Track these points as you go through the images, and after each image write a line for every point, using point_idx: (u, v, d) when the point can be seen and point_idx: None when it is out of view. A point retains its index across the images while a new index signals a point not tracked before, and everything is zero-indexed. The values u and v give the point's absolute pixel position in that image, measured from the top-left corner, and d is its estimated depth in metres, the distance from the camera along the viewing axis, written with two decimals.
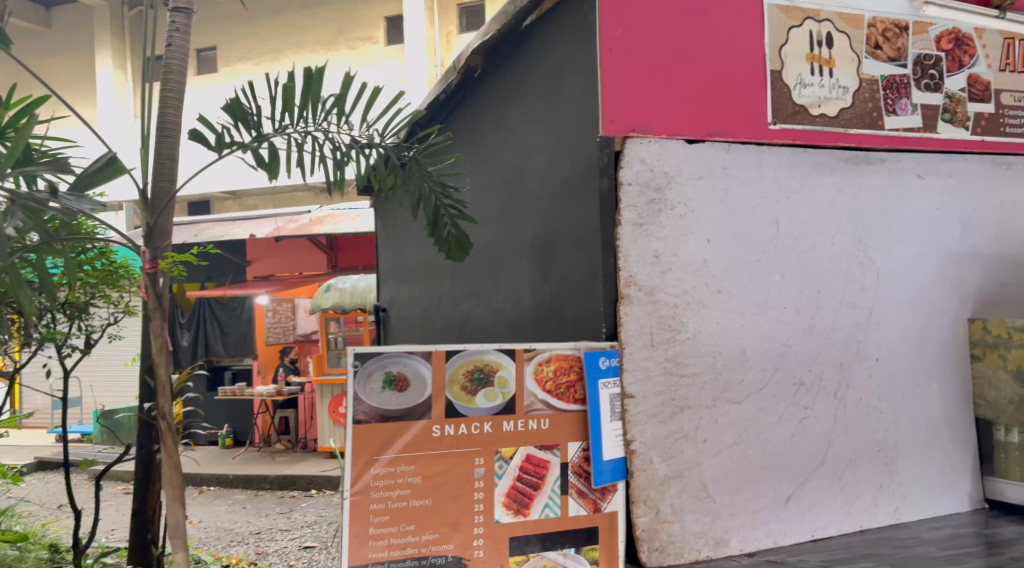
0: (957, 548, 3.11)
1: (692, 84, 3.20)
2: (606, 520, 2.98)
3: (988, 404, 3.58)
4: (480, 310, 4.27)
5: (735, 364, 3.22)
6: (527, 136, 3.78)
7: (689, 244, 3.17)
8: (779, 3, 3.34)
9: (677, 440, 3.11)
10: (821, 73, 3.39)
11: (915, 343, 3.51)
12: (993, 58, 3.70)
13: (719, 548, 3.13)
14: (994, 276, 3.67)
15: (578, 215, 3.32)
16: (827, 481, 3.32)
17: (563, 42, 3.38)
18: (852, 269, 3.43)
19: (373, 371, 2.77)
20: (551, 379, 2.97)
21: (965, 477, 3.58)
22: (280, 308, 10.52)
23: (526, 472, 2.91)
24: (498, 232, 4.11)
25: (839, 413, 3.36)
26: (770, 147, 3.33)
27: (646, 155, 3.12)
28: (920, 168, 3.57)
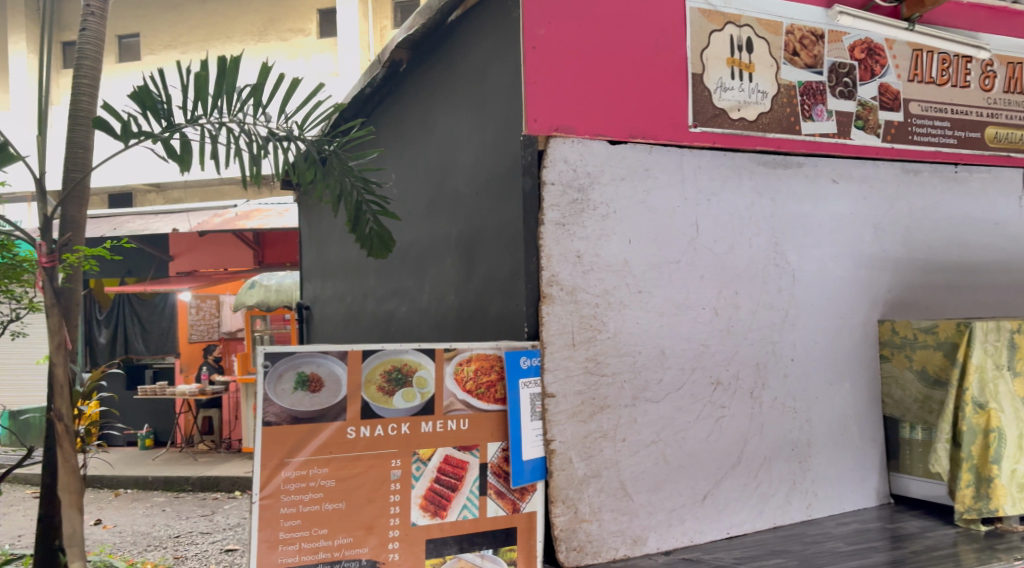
0: (862, 543, 3.20)
1: (614, 84, 3.21)
2: (524, 519, 2.98)
3: (895, 403, 3.67)
4: (405, 308, 4.21)
5: (654, 364, 3.25)
6: (452, 133, 3.75)
7: (611, 244, 3.19)
8: (700, 7, 3.38)
9: (597, 439, 3.13)
10: (741, 78, 3.45)
11: (828, 343, 3.61)
12: (903, 68, 3.82)
13: (636, 547, 3.16)
14: (903, 279, 3.79)
15: (501, 214, 3.30)
16: (742, 479, 3.39)
17: (487, 38, 3.37)
18: (769, 271, 3.50)
19: (285, 371, 2.69)
20: (471, 379, 2.94)
21: (874, 474, 3.69)
22: (203, 306, 10.24)
23: (444, 473, 2.88)
24: (423, 229, 4.06)
25: (754, 413, 3.43)
26: (691, 150, 3.38)
27: (569, 154, 3.13)
28: (834, 173, 3.67)
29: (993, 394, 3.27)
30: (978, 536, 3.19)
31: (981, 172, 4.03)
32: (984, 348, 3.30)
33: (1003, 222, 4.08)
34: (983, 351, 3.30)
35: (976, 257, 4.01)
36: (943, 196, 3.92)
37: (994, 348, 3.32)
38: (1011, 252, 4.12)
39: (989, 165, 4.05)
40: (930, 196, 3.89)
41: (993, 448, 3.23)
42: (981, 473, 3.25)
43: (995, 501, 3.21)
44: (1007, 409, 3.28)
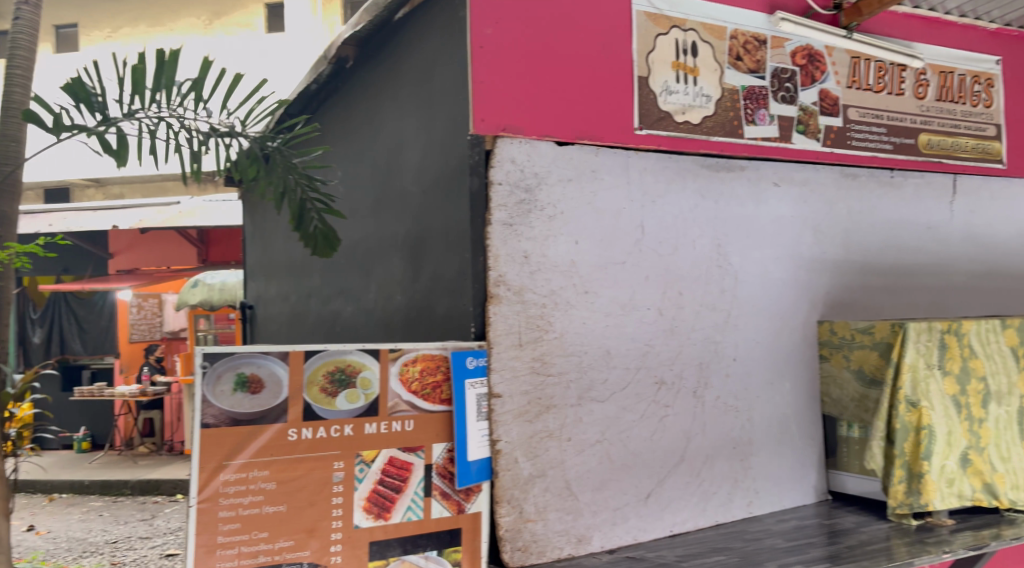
0: (800, 539, 3.27)
1: (561, 86, 3.22)
2: (469, 520, 2.96)
3: (834, 401, 3.76)
4: (350, 308, 4.16)
5: (599, 363, 3.27)
6: (399, 132, 3.71)
7: (557, 245, 3.20)
8: (646, 10, 3.41)
9: (542, 438, 3.14)
10: (686, 81, 3.50)
11: (769, 343, 3.68)
12: (842, 75, 3.91)
13: (580, 546, 3.18)
14: (841, 280, 3.89)
15: (448, 214, 3.29)
16: (685, 477, 3.43)
17: (434, 36, 3.34)
18: (712, 273, 3.55)
19: (224, 372, 2.63)
20: (416, 380, 2.91)
21: (813, 471, 3.78)
22: (144, 305, 9.73)
23: (388, 475, 2.84)
24: (369, 228, 4.02)
25: (697, 411, 3.48)
26: (637, 152, 3.41)
27: (516, 154, 3.13)
28: (776, 176, 3.74)
29: (925, 393, 3.36)
30: (909, 531, 3.29)
31: (915, 178, 4.15)
32: (917, 348, 3.39)
33: (936, 226, 4.22)
34: (915, 351, 3.39)
35: (911, 260, 4.13)
36: (879, 200, 4.03)
37: (926, 347, 3.41)
38: (944, 255, 4.24)
39: (922, 171, 4.17)
40: (868, 200, 4.00)
41: (924, 444, 3.32)
42: (912, 469, 3.34)
43: (925, 496, 3.30)
44: (937, 407, 3.37)
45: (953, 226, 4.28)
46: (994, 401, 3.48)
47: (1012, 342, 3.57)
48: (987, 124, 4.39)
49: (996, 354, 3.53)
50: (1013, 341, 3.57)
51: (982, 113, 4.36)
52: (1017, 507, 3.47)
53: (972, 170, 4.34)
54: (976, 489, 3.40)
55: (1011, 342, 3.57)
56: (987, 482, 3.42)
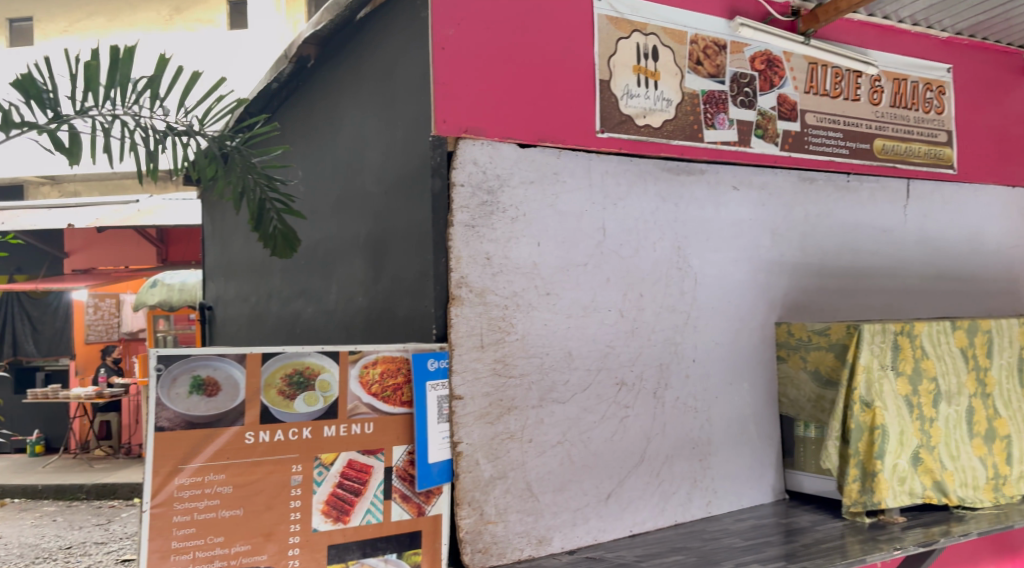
0: (757, 538, 3.31)
1: (523, 88, 3.22)
2: (429, 522, 2.94)
3: (791, 402, 3.81)
4: (311, 309, 4.12)
5: (560, 365, 3.28)
6: (361, 132, 3.69)
7: (519, 247, 3.20)
8: (607, 14, 3.43)
9: (504, 440, 3.14)
10: (647, 85, 3.53)
11: (728, 345, 3.73)
12: (799, 80, 3.98)
13: (540, 547, 3.19)
14: (798, 283, 3.95)
15: (409, 214, 3.28)
16: (644, 478, 3.46)
17: (396, 36, 3.33)
18: (672, 275, 3.59)
19: (179, 375, 2.58)
20: (376, 382, 2.89)
21: (770, 471, 3.84)
22: (101, 305, 9.77)
23: (347, 478, 2.82)
24: (330, 228, 3.99)
25: (657, 412, 3.51)
26: (599, 155, 3.43)
27: (478, 156, 3.12)
28: (735, 180, 3.78)
29: (878, 393, 3.42)
30: (862, 529, 3.35)
31: (871, 182, 4.24)
32: (871, 350, 3.45)
33: (891, 229, 4.30)
34: (870, 352, 3.44)
35: (867, 263, 4.21)
36: (836, 204, 4.11)
37: (880, 349, 3.47)
38: (898, 258, 4.33)
39: (877, 176, 4.26)
40: (824, 203, 4.07)
41: (877, 444, 3.38)
42: (866, 468, 3.40)
43: (878, 494, 3.37)
44: (890, 407, 3.44)
45: (907, 229, 4.37)
46: (944, 400, 3.57)
47: (961, 343, 3.65)
48: (938, 131, 4.49)
49: (947, 354, 3.61)
50: (962, 342, 3.66)
51: (934, 119, 4.46)
52: (966, 504, 3.55)
53: (925, 175, 4.43)
54: (926, 487, 3.48)
55: (960, 343, 3.65)
56: (938, 480, 3.50)
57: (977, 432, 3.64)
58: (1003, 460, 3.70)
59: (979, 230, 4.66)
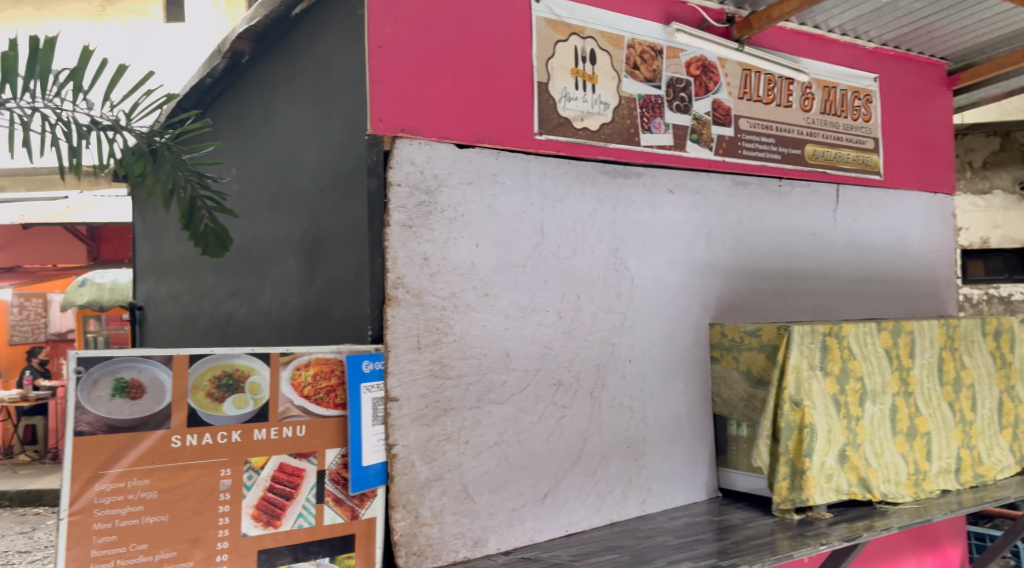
0: (690, 536, 3.37)
1: (460, 88, 3.21)
2: (363, 525, 2.90)
3: (724, 401, 3.89)
4: (244, 309, 4.05)
5: (498, 366, 3.28)
6: (296, 130, 3.64)
7: (456, 247, 3.19)
8: (545, 16, 3.45)
9: (440, 442, 3.13)
10: (585, 88, 3.56)
11: (663, 345, 3.78)
12: (733, 86, 4.06)
13: (476, 548, 3.18)
14: (732, 285, 4.03)
15: (345, 214, 3.23)
16: (580, 477, 3.49)
17: (332, 33, 3.29)
18: (609, 276, 3.62)
19: (100, 378, 2.50)
20: (309, 385, 2.83)
21: (703, 469, 3.91)
22: (26, 305, 9.50)
23: (278, 481, 2.76)
24: (264, 227, 3.91)
25: (593, 412, 3.54)
26: (537, 157, 3.44)
27: (416, 156, 3.10)
28: (671, 183, 3.84)
29: (807, 393, 3.50)
30: (791, 525, 3.44)
31: (802, 187, 4.35)
32: (801, 350, 3.52)
33: (820, 233, 4.42)
34: (799, 353, 3.51)
35: (798, 265, 4.32)
36: (768, 208, 4.20)
37: (809, 349, 3.54)
38: (827, 261, 4.45)
39: (808, 180, 4.37)
40: (758, 207, 4.16)
41: (805, 442, 3.46)
42: (795, 465, 3.49)
43: (806, 491, 3.46)
44: (818, 406, 3.52)
45: (837, 232, 4.49)
46: (869, 399, 3.68)
47: (886, 344, 3.77)
48: (866, 138, 4.63)
49: (872, 355, 3.72)
50: (887, 343, 3.78)
51: (862, 126, 4.61)
52: (888, 500, 3.67)
53: (853, 180, 4.57)
54: (852, 484, 3.59)
55: (885, 343, 3.77)
56: (863, 477, 3.61)
57: (900, 429, 3.77)
58: (923, 456, 3.84)
59: (904, 234, 4.83)
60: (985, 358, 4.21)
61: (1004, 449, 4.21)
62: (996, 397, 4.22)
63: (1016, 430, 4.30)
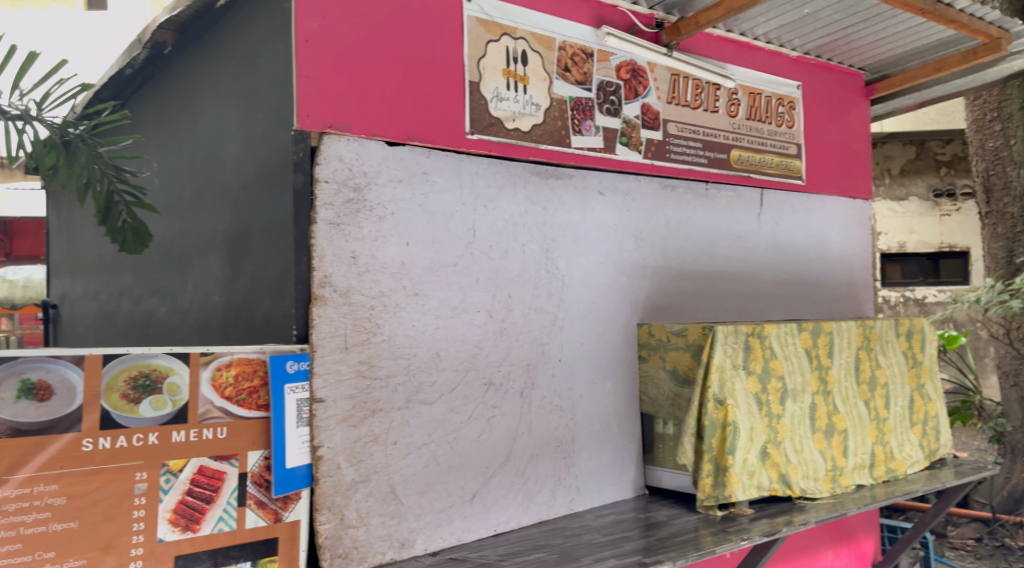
0: (617, 533, 3.41)
1: (389, 85, 3.18)
2: (287, 529, 2.84)
3: (651, 400, 3.95)
4: (164, 308, 3.93)
5: (428, 366, 3.27)
6: (219, 123, 3.55)
7: (386, 246, 3.16)
8: (476, 16, 3.45)
9: (367, 443, 3.09)
10: (516, 89, 3.57)
11: (592, 345, 3.82)
12: (662, 91, 4.13)
13: (403, 550, 3.16)
14: (659, 286, 4.10)
15: (270, 211, 3.17)
16: (509, 477, 3.49)
17: (258, 27, 3.22)
18: (540, 277, 3.64)
19: (4, 380, 2.37)
20: (231, 385, 2.76)
21: (631, 467, 3.97)
22: None
23: (198, 485, 2.67)
24: (186, 223, 3.81)
25: (523, 412, 3.55)
26: (468, 156, 3.43)
27: (344, 153, 3.06)
28: (601, 186, 3.89)
29: (730, 391, 3.58)
30: (714, 522, 3.51)
31: (727, 191, 4.46)
32: (724, 350, 3.59)
33: (745, 235, 4.53)
34: (723, 353, 3.58)
35: (723, 267, 4.42)
36: (695, 211, 4.29)
37: (732, 349, 3.62)
38: (751, 263, 4.57)
39: (733, 185, 4.48)
40: (685, 210, 4.24)
41: (728, 440, 3.54)
42: (719, 463, 3.56)
43: (729, 488, 3.54)
44: (740, 405, 3.60)
45: (760, 236, 4.62)
46: (790, 398, 3.79)
47: (806, 344, 3.89)
48: (789, 144, 4.76)
49: (793, 354, 3.83)
50: (807, 343, 3.90)
51: (785, 133, 4.74)
52: (807, 495, 3.79)
53: (776, 185, 4.70)
54: (773, 480, 3.68)
55: (805, 343, 3.89)
56: (783, 473, 3.71)
57: (818, 427, 3.90)
58: (840, 452, 3.98)
59: (824, 238, 4.99)
60: (898, 357, 4.39)
61: (914, 445, 4.40)
62: (907, 395, 4.40)
63: (925, 427, 4.49)
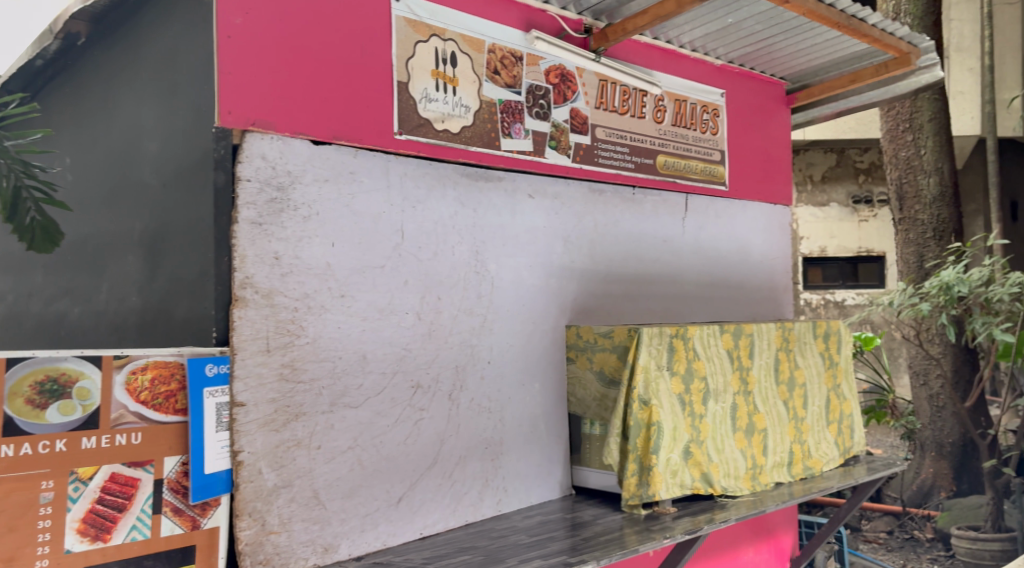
0: (543, 534, 3.43)
1: (315, 84, 3.13)
2: (205, 536, 2.78)
3: (578, 401, 3.99)
4: (77, 310, 3.78)
5: (354, 369, 3.23)
6: (137, 118, 3.44)
7: (310, 247, 3.11)
8: (405, 16, 3.43)
9: (289, 448, 3.03)
10: (445, 90, 3.56)
11: (521, 346, 3.84)
12: (591, 96, 4.18)
13: (326, 555, 3.11)
14: (587, 288, 4.15)
15: (188, 209, 3.09)
16: (436, 480, 3.48)
17: (179, 21, 3.14)
18: (469, 279, 3.64)
19: None
20: (146, 389, 2.68)
21: (558, 468, 4.00)
22: None
23: (109, 493, 2.57)
24: (100, 221, 3.68)
25: (451, 414, 3.54)
26: (397, 157, 3.40)
27: (267, 151, 3.00)
28: (530, 189, 3.92)
29: (655, 392, 3.64)
30: (639, 520, 3.57)
31: (653, 196, 4.54)
32: (649, 351, 3.65)
33: (670, 239, 4.63)
34: (648, 354, 3.64)
35: (650, 270, 4.50)
36: (622, 215, 4.36)
37: (657, 350, 3.69)
38: (677, 267, 4.67)
39: (659, 190, 4.57)
40: (613, 214, 4.31)
41: (652, 440, 3.60)
42: (643, 462, 3.62)
43: (653, 487, 3.60)
44: (665, 405, 3.67)
45: (685, 239, 4.72)
46: (712, 398, 3.88)
47: (728, 345, 3.99)
48: (713, 150, 4.88)
49: (715, 356, 3.92)
50: (729, 344, 3.99)
51: (710, 139, 4.85)
52: (727, 493, 3.89)
53: (701, 190, 4.81)
54: (695, 479, 3.77)
55: (727, 345, 3.98)
56: (705, 472, 3.80)
57: (739, 426, 4.00)
58: (760, 451, 4.09)
59: (747, 241, 5.14)
60: (816, 358, 4.54)
61: (830, 443, 4.56)
62: (824, 394, 4.56)
63: (840, 426, 4.66)
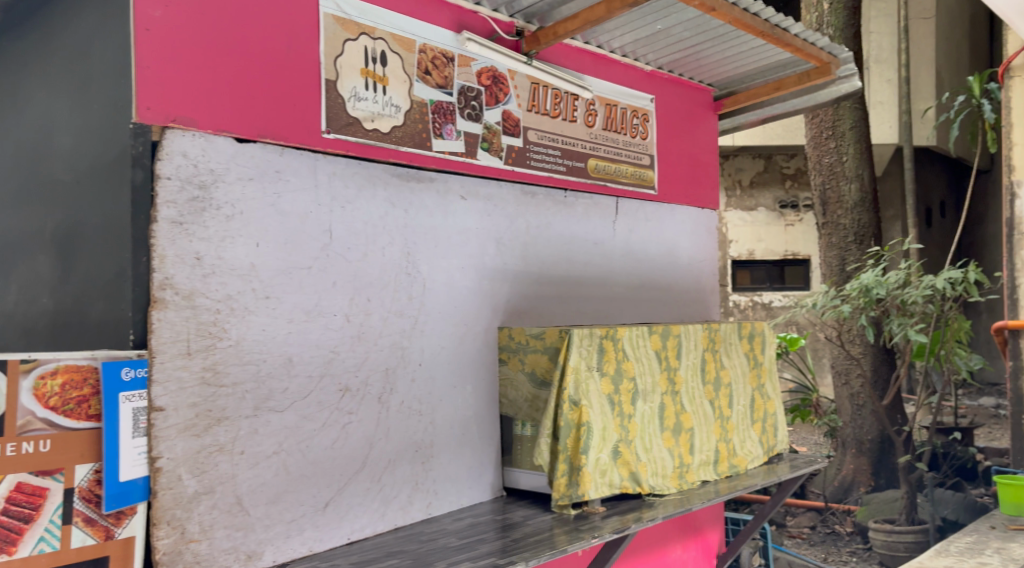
0: (472, 536, 3.42)
1: (239, 81, 3.06)
2: (119, 546, 2.67)
3: (510, 402, 3.99)
4: None
5: (279, 372, 3.16)
6: (48, 111, 3.31)
7: (234, 247, 3.03)
8: (334, 13, 3.37)
9: (211, 453, 2.94)
10: (375, 90, 3.52)
11: (453, 348, 3.83)
12: (522, 98, 4.19)
13: (249, 563, 3.04)
14: (519, 290, 4.17)
15: (103, 207, 2.98)
16: (364, 484, 3.44)
17: (93, 12, 3.03)
18: (400, 280, 3.61)
19: None
20: (56, 395, 2.57)
21: (489, 469, 4.00)
22: None
23: (14, 503, 2.45)
24: (7, 218, 3.52)
25: (381, 417, 3.50)
26: (324, 156, 3.35)
27: (188, 149, 2.91)
28: (462, 190, 3.92)
29: (585, 392, 3.67)
30: (568, 520, 3.59)
31: (585, 199, 4.58)
32: (580, 352, 3.68)
33: (600, 242, 4.68)
34: (578, 355, 3.67)
35: (581, 272, 4.54)
36: (553, 218, 4.39)
37: (588, 351, 3.71)
38: (607, 269, 4.72)
39: (591, 193, 4.61)
40: (544, 217, 4.33)
41: (582, 440, 3.63)
42: (573, 462, 3.65)
43: (582, 487, 3.62)
44: (594, 405, 3.70)
45: (615, 242, 4.78)
46: (640, 398, 3.93)
47: (656, 346, 4.05)
48: (643, 154, 4.95)
49: (643, 356, 3.98)
50: (657, 345, 4.05)
51: (640, 144, 4.92)
52: (655, 492, 3.94)
53: (631, 194, 4.88)
54: (623, 478, 3.81)
55: (655, 346, 4.04)
56: (633, 471, 3.85)
57: (666, 426, 4.07)
58: (686, 450, 4.17)
59: (675, 244, 5.23)
60: (741, 358, 4.65)
61: (754, 441, 4.67)
62: (748, 394, 4.67)
63: (764, 424, 4.79)
